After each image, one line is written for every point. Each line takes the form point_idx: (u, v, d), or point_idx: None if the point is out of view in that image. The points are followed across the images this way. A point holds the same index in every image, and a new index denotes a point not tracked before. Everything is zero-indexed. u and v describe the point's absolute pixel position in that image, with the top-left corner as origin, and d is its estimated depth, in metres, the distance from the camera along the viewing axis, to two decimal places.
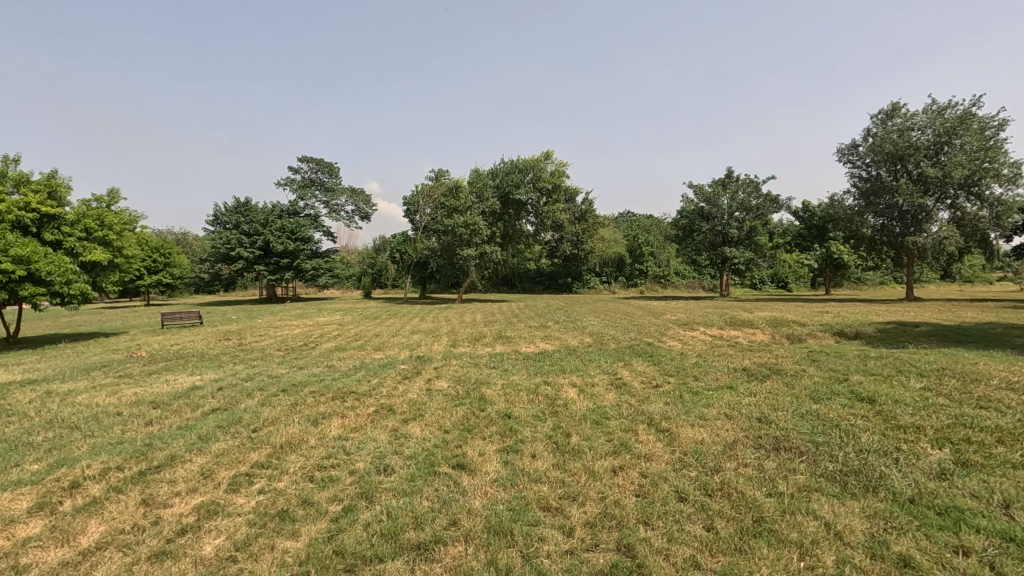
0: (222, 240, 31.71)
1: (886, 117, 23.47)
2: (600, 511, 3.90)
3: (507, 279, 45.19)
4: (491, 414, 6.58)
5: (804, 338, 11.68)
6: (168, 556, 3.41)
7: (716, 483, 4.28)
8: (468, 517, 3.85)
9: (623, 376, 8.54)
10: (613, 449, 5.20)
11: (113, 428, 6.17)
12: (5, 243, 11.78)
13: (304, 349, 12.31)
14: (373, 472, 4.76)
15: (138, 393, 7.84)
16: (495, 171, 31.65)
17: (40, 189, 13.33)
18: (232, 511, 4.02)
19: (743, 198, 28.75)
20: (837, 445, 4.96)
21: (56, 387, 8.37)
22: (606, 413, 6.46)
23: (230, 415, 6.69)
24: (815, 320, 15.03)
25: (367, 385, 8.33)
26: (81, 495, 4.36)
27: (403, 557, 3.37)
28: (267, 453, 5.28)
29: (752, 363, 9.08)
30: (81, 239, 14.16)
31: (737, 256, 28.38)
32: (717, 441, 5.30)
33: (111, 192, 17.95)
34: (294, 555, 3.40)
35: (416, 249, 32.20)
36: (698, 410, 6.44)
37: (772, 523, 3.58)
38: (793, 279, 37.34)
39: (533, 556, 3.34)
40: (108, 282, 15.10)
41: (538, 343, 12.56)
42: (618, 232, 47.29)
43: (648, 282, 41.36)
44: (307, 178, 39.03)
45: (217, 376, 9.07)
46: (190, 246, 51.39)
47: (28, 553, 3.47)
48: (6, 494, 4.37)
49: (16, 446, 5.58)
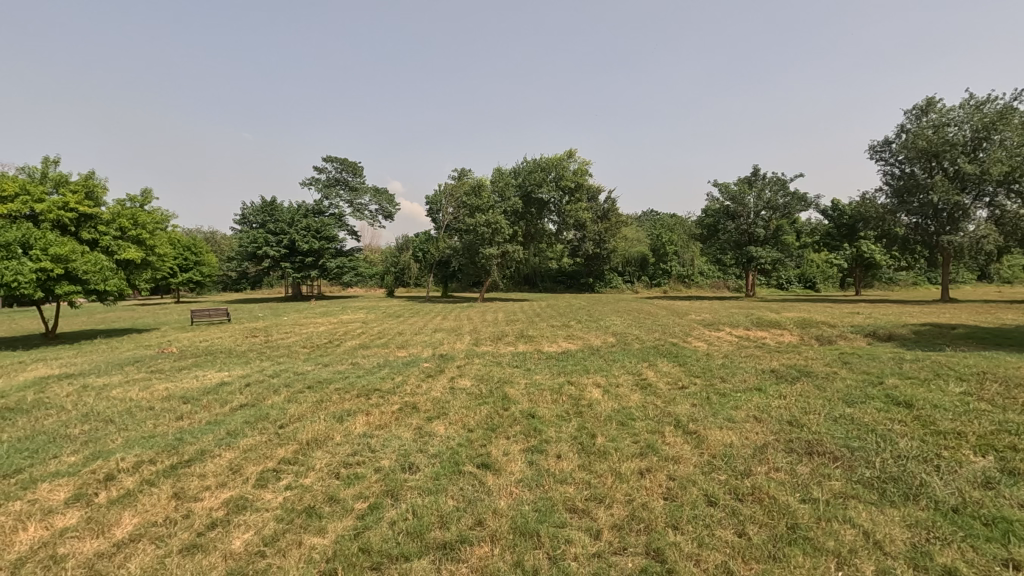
0: (249, 239, 32.37)
1: (920, 113, 22.75)
2: (628, 513, 3.83)
3: (529, 279, 45.06)
4: (515, 413, 6.54)
5: (834, 340, 11.44)
6: (199, 549, 3.46)
7: (748, 487, 4.18)
8: (494, 517, 3.83)
9: (649, 377, 8.44)
10: (639, 451, 5.13)
11: (146, 422, 6.31)
12: (46, 242, 12.15)
13: (329, 346, 12.47)
14: (398, 470, 4.77)
15: (169, 389, 8.02)
16: (517, 170, 31.90)
17: (78, 189, 13.76)
18: (260, 506, 4.07)
19: (770, 197, 28.18)
20: (873, 451, 4.80)
21: (91, 381, 8.62)
22: (632, 415, 6.37)
23: (258, 411, 6.79)
24: (846, 322, 14.72)
25: (391, 383, 8.38)
26: (115, 487, 4.46)
27: (429, 556, 3.36)
28: (294, 450, 5.33)
29: (781, 365, 8.88)
30: (116, 238, 14.54)
31: (764, 255, 27.80)
32: (747, 443, 5.19)
33: (145, 192, 18.41)
34: (322, 551, 3.41)
35: (439, 248, 32.41)
36: (726, 412, 6.31)
37: (807, 531, 3.48)
38: (821, 279, 36.51)
39: (560, 558, 3.29)
40: (141, 280, 15.48)
41: (561, 343, 12.48)
42: (642, 231, 46.82)
43: (672, 281, 40.83)
44: (332, 178, 39.68)
45: (245, 373, 9.24)
46: (219, 246, 52.59)
47: (65, 543, 3.55)
48: (44, 485, 4.48)
49: (54, 439, 5.74)
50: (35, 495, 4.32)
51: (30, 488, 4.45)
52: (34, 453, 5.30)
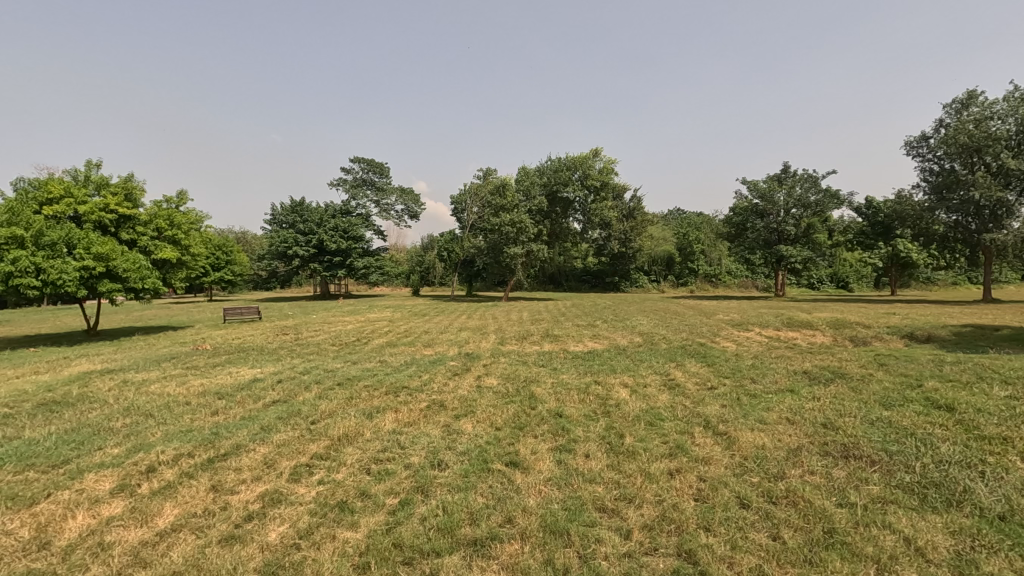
0: (279, 238, 33.05)
1: (961, 106, 21.91)
2: (658, 514, 3.80)
3: (554, 279, 45.10)
4: (542, 413, 6.52)
5: (869, 341, 11.12)
6: (237, 540, 3.56)
7: (781, 490, 4.10)
8: (524, 515, 3.84)
9: (677, 377, 8.33)
10: (668, 451, 5.08)
11: (183, 417, 6.52)
12: (87, 242, 12.62)
13: (357, 344, 12.66)
14: (427, 467, 4.83)
15: (204, 384, 8.26)
16: (542, 169, 31.91)
17: (118, 192, 14.25)
18: (295, 500, 4.17)
19: (801, 194, 27.55)
20: (912, 455, 4.66)
21: (130, 377, 8.94)
22: (660, 415, 6.31)
23: (290, 407, 6.94)
24: (881, 322, 14.33)
25: (419, 381, 8.45)
26: (156, 479, 4.62)
27: (460, 552, 3.39)
28: (326, 445, 5.44)
29: (814, 367, 8.65)
30: (153, 238, 15.00)
31: (794, 254, 27.18)
32: (780, 446, 5.09)
33: (180, 193, 18.88)
34: (354, 545, 3.47)
35: (463, 248, 32.65)
36: (757, 414, 6.19)
37: (845, 535, 3.40)
38: (854, 279, 35.55)
39: (591, 557, 3.29)
40: (177, 278, 15.94)
41: (587, 343, 12.38)
42: (667, 229, 46.42)
43: (699, 280, 40.30)
44: (359, 178, 40.29)
45: (277, 369, 9.45)
46: (249, 246, 53.77)
47: (112, 531, 3.70)
48: (90, 475, 4.67)
49: (98, 431, 5.96)
50: (82, 485, 4.50)
51: (77, 478, 4.64)
52: (80, 445, 5.52)
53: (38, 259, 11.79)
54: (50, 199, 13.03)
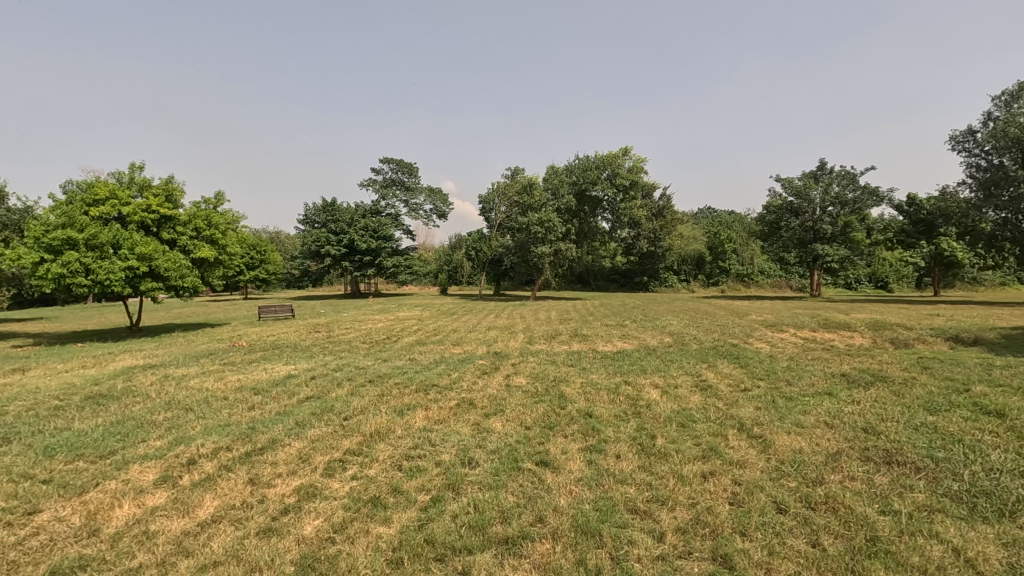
0: (312, 238, 33.73)
1: (1011, 99, 20.97)
2: (692, 517, 3.74)
3: (582, 278, 44.94)
4: (571, 412, 6.49)
5: (911, 343, 10.70)
6: (275, 532, 3.64)
7: (821, 496, 3.98)
8: (554, 514, 3.83)
9: (709, 378, 8.17)
10: (701, 454, 4.99)
11: (221, 411, 6.71)
12: (131, 242, 13.12)
13: (388, 342, 12.84)
14: (458, 465, 4.86)
15: (241, 380, 8.51)
16: (570, 167, 31.72)
17: (159, 193, 14.72)
18: (329, 495, 4.24)
19: (838, 192, 26.73)
20: (961, 463, 4.47)
21: (172, 372, 9.26)
22: (692, 416, 6.22)
23: (323, 403, 7.08)
24: (925, 324, 13.78)
25: (448, 379, 8.52)
26: (197, 471, 4.77)
27: (491, 550, 3.40)
28: (358, 441, 5.53)
29: (853, 369, 8.42)
30: (192, 238, 15.47)
31: (829, 253, 26.41)
32: (817, 450, 4.96)
33: (218, 193, 19.36)
34: (387, 540, 3.52)
35: (491, 247, 32.79)
36: (794, 417, 6.03)
37: (889, 544, 3.28)
38: (895, 279, 34.27)
39: (623, 559, 3.26)
40: (214, 277, 16.41)
41: (616, 343, 12.27)
42: (697, 228, 45.56)
43: (730, 280, 39.46)
44: (388, 179, 40.85)
45: (310, 366, 9.65)
46: (283, 246, 54.97)
47: (156, 521, 3.83)
48: (135, 466, 4.85)
49: (142, 424, 6.20)
50: (128, 475, 4.68)
51: (123, 468, 4.83)
52: (126, 436, 5.74)
53: (87, 259, 12.36)
54: (96, 201, 13.56)
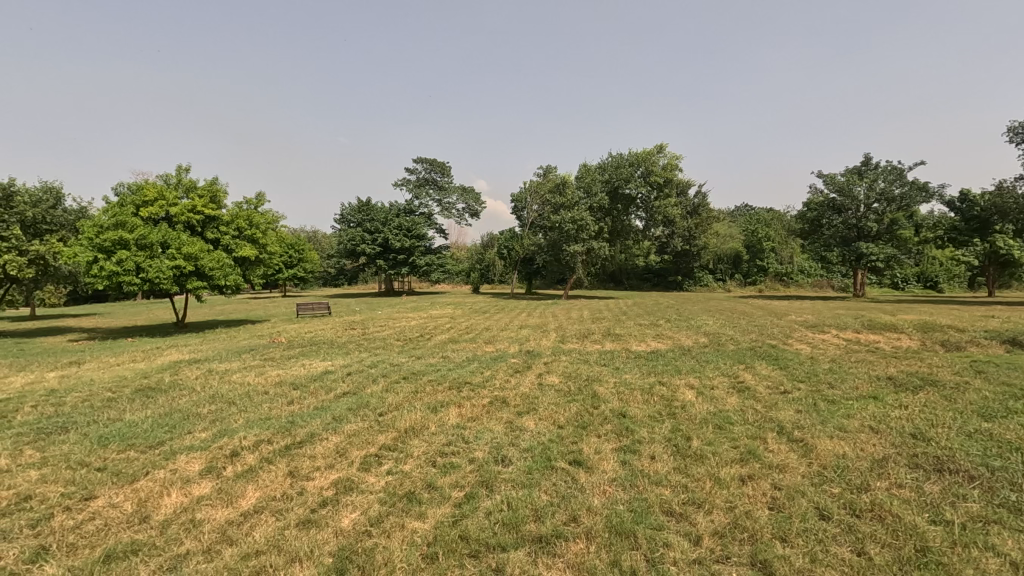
0: (347, 236, 34.41)
1: None
2: (730, 521, 3.66)
3: (615, 276, 44.58)
4: (605, 412, 6.43)
5: (963, 346, 10.22)
6: (314, 524, 3.73)
7: (866, 503, 3.84)
8: (588, 514, 3.81)
9: (746, 380, 7.97)
10: (739, 457, 4.88)
11: (262, 405, 6.92)
12: (178, 242, 13.64)
13: (421, 340, 13.00)
14: (491, 462, 4.88)
15: (280, 375, 8.75)
16: (603, 165, 31.39)
17: (204, 194, 15.20)
18: (365, 489, 4.33)
19: (884, 187, 25.70)
20: (1020, 473, 4.23)
21: (215, 367, 9.59)
22: (729, 418, 6.09)
23: (359, 399, 7.22)
24: (979, 326, 13.12)
25: (480, 377, 8.56)
26: (240, 462, 4.93)
27: (525, 548, 3.40)
28: (393, 437, 5.61)
29: (900, 372, 8.08)
30: (235, 237, 15.96)
31: (874, 251, 25.38)
32: (863, 456, 4.78)
33: (259, 193, 19.92)
34: (422, 535, 3.56)
35: (523, 245, 32.79)
36: (836, 421, 5.82)
37: (940, 555, 3.14)
38: (945, 278, 32.73)
39: (658, 561, 3.22)
40: (255, 275, 16.92)
41: (650, 342, 12.10)
42: (734, 226, 44.54)
43: (768, 280, 38.47)
44: (422, 178, 41.37)
45: (346, 363, 9.85)
46: (319, 244, 56.29)
47: (202, 509, 3.98)
48: (181, 457, 5.05)
49: (188, 416, 6.45)
50: (176, 465, 4.88)
51: (171, 459, 5.04)
52: (173, 428, 5.99)
53: (138, 258, 12.93)
54: (145, 202, 14.10)
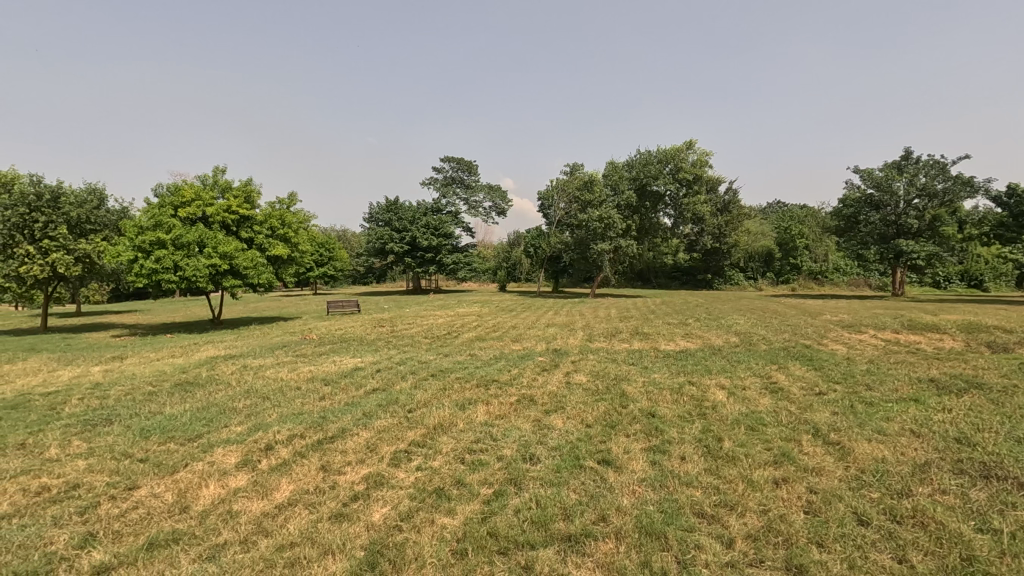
0: (376, 235, 34.89)
1: None
2: (764, 524, 3.59)
3: (643, 275, 44.15)
4: (634, 412, 6.38)
5: (1011, 347, 9.77)
6: (346, 518, 3.80)
7: (907, 509, 3.72)
8: (618, 514, 3.78)
9: (779, 381, 7.79)
10: (773, 459, 4.77)
11: (295, 400, 7.09)
12: (214, 242, 14.04)
13: (448, 337, 13.11)
14: (519, 460, 4.88)
15: (312, 371, 8.94)
16: (631, 163, 31.07)
17: (239, 195, 15.57)
18: (395, 484, 4.38)
19: (925, 182, 24.79)
20: None
21: (250, 362, 9.85)
22: (762, 419, 5.96)
23: (388, 395, 7.32)
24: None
25: (508, 375, 8.58)
26: (274, 456, 5.05)
27: (554, 547, 3.40)
28: (422, 433, 5.68)
29: (943, 374, 7.79)
30: (268, 236, 16.33)
31: (915, 249, 24.48)
32: (903, 460, 4.61)
33: (291, 194, 20.32)
34: (451, 532, 3.59)
35: (550, 244, 32.74)
36: (875, 424, 5.64)
37: (988, 565, 3.01)
38: (990, 277, 31.39)
39: (690, 564, 3.17)
40: (287, 274, 17.30)
41: (679, 342, 11.93)
42: (766, 223, 43.61)
43: (801, 278, 37.60)
44: (449, 177, 41.68)
45: (376, 359, 9.99)
46: (349, 243, 57.23)
47: (238, 501, 4.09)
48: (219, 450, 5.21)
49: (224, 410, 6.64)
50: (213, 457, 5.03)
51: (209, 451, 5.20)
52: (210, 421, 6.17)
53: (176, 257, 13.36)
54: (182, 203, 14.48)
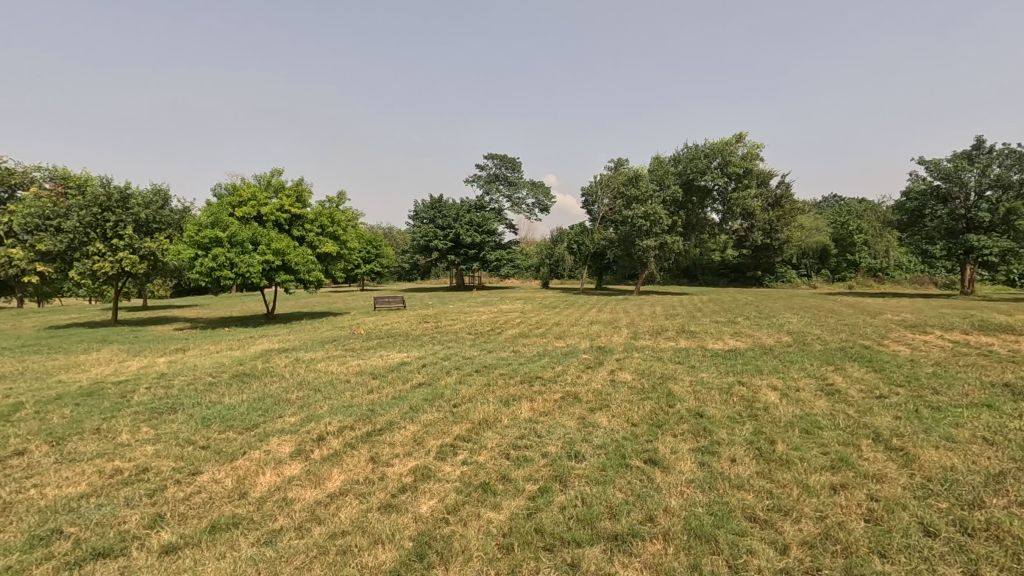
0: (421, 233, 35.44)
1: None
2: (820, 532, 3.45)
3: (689, 271, 43.12)
4: (681, 411, 6.25)
5: None
6: (394, 509, 3.89)
7: (980, 521, 3.49)
8: (665, 515, 3.71)
9: (837, 382, 7.45)
10: (830, 464, 4.56)
11: (345, 393, 7.31)
12: (268, 239, 14.62)
13: (492, 334, 13.18)
14: (564, 458, 4.86)
15: (360, 365, 9.19)
16: (678, 157, 30.37)
17: (291, 195, 16.12)
18: (442, 477, 4.45)
19: (1000, 173, 23.14)
20: None
21: (302, 356, 10.22)
22: (818, 422, 5.73)
23: (434, 390, 7.43)
24: None
25: (552, 372, 8.57)
26: (325, 446, 5.22)
27: (601, 545, 3.38)
28: (467, 428, 5.74)
29: (1019, 378, 7.26)
30: (318, 234, 16.83)
31: (986, 244, 22.87)
32: (975, 469, 4.34)
33: (339, 193, 20.85)
34: (498, 526, 3.62)
35: (594, 240, 32.43)
36: (943, 430, 5.32)
37: None
38: None
39: (742, 569, 3.08)
40: (336, 270, 17.79)
41: (728, 341, 11.59)
42: (822, 219, 41.78)
43: (859, 275, 35.90)
44: (493, 174, 41.86)
45: (421, 354, 10.16)
46: (395, 241, 58.34)
47: (293, 489, 4.25)
48: (274, 439, 5.42)
49: (278, 401, 6.91)
50: (269, 446, 5.25)
51: (265, 440, 5.43)
52: (265, 412, 6.44)
53: (233, 254, 13.99)
54: (239, 203, 15.20)
